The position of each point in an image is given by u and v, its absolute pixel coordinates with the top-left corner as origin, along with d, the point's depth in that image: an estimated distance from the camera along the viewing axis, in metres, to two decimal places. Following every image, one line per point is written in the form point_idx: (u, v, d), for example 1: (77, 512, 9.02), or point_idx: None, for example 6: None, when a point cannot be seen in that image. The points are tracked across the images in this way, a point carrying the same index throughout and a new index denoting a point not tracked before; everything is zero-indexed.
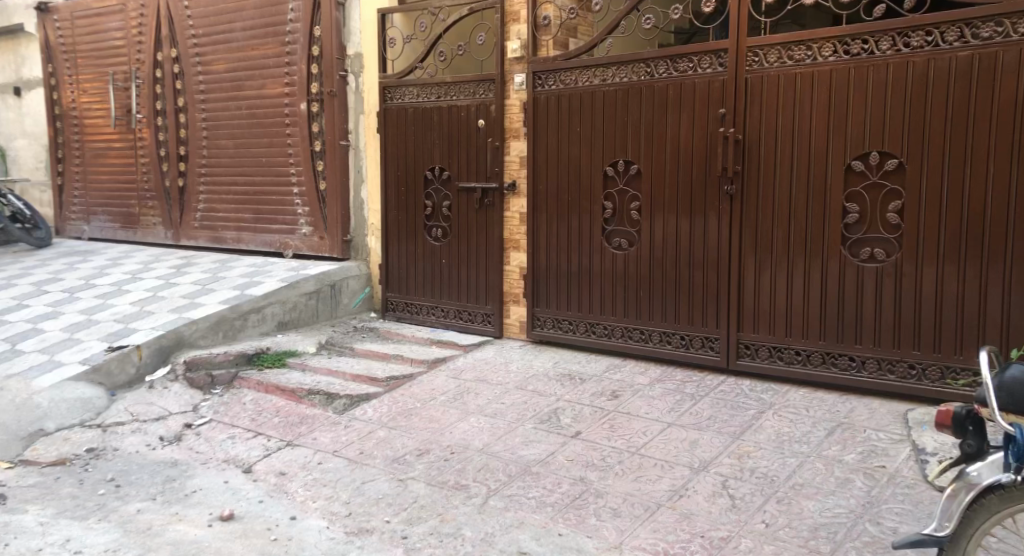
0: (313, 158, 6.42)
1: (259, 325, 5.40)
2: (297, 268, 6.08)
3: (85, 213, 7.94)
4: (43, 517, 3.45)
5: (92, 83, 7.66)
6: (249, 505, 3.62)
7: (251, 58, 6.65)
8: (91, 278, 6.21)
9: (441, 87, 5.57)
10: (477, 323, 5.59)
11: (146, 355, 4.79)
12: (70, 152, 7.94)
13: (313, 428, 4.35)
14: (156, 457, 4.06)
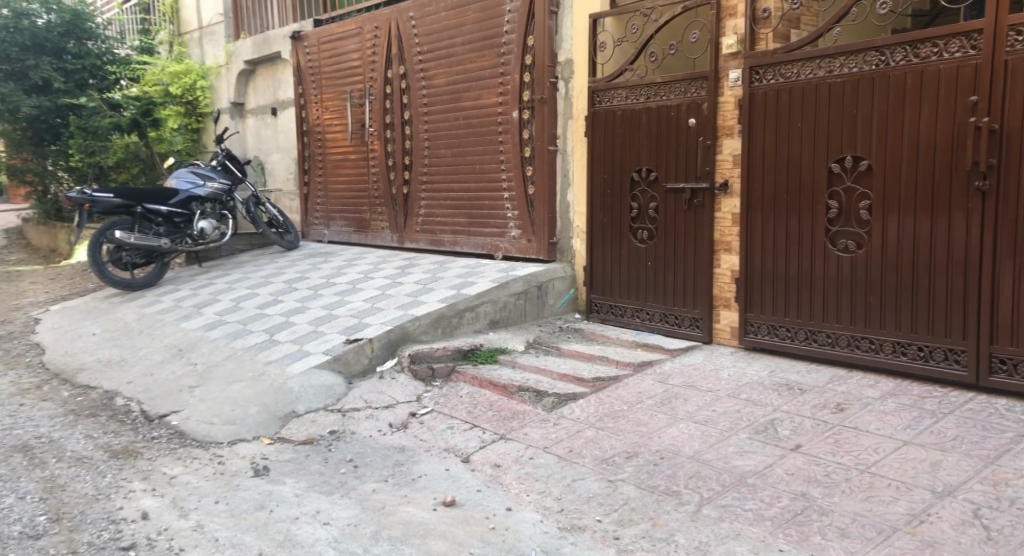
0: (523, 163, 6.62)
1: (473, 323, 5.64)
2: (507, 270, 6.29)
3: (325, 219, 8.76)
4: (298, 489, 3.85)
5: (333, 101, 8.43)
6: (469, 493, 3.80)
7: (470, 70, 6.99)
8: (331, 277, 6.84)
9: (651, 88, 5.53)
10: (684, 327, 5.48)
11: (378, 348, 5.16)
12: (314, 164, 8.79)
13: (524, 424, 4.48)
14: (386, 442, 4.39)
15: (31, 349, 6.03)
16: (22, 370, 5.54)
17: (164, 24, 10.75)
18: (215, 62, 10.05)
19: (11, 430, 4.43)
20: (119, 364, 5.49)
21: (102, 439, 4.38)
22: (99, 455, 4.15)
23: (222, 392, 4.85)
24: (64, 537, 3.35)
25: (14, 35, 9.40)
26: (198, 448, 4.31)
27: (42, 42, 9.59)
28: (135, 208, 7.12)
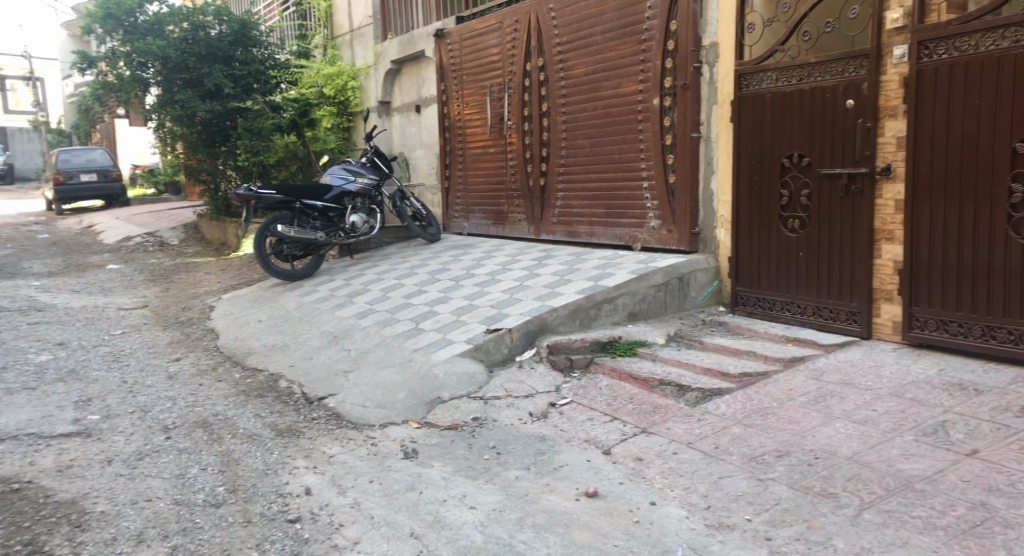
0: (664, 151, 6.49)
1: (612, 315, 5.59)
2: (647, 261, 6.19)
3: (464, 211, 8.94)
4: (445, 473, 3.97)
5: (473, 96, 8.58)
6: (611, 485, 3.78)
7: (609, 59, 6.92)
8: (472, 268, 6.98)
9: (803, 69, 5.26)
10: (840, 321, 5.19)
11: (516, 338, 5.22)
12: (454, 159, 8.98)
13: (667, 418, 4.40)
14: (527, 430, 4.44)
15: (207, 334, 6.55)
16: (199, 353, 6.03)
17: (320, 28, 11.01)
18: (364, 62, 10.28)
19: (191, 407, 4.83)
20: (281, 349, 5.85)
21: (268, 418, 4.69)
22: (267, 433, 4.46)
23: (373, 377, 5.07)
24: (239, 507, 3.61)
25: (192, 47, 10.51)
26: (352, 430, 4.53)
27: (215, 51, 10.63)
28: (295, 204, 7.56)
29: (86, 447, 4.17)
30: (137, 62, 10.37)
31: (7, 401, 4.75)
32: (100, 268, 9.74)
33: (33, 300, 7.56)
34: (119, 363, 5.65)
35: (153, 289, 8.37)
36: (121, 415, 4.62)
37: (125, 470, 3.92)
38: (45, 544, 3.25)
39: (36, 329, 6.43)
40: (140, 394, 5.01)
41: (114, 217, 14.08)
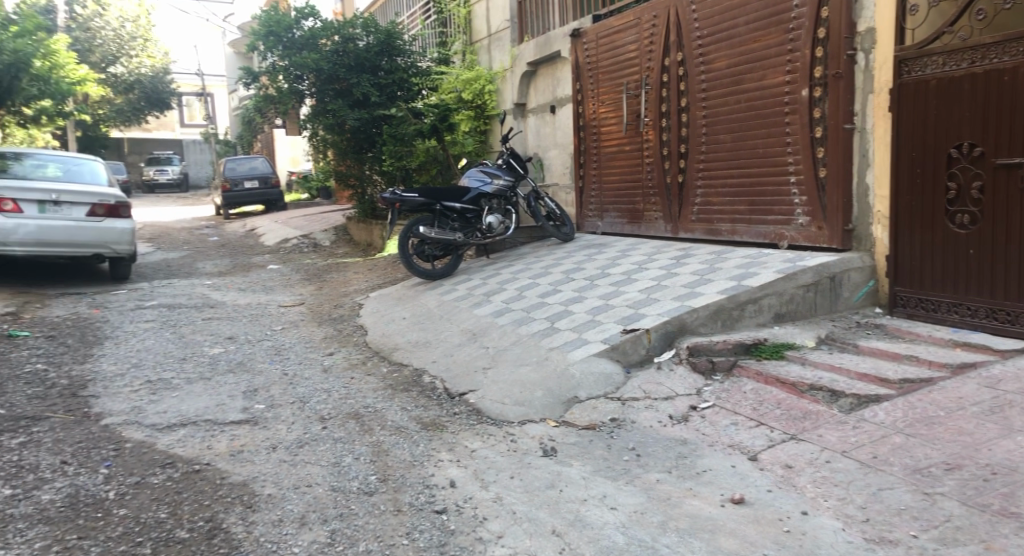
0: (813, 144, 6.19)
1: (756, 316, 5.39)
2: (794, 260, 5.92)
3: (599, 211, 8.89)
4: (584, 473, 3.97)
5: (609, 95, 8.51)
6: (759, 493, 3.65)
7: (754, 50, 6.69)
8: (608, 267, 6.94)
9: (975, 51, 4.88)
10: (1017, 325, 4.78)
11: (654, 339, 5.14)
12: (589, 158, 8.95)
13: (818, 425, 4.20)
14: (668, 433, 4.36)
15: (356, 330, 6.87)
16: (350, 348, 6.34)
17: (458, 35, 11.30)
18: (501, 66, 10.43)
19: (344, 399, 5.09)
20: (424, 345, 6.05)
21: (414, 412, 4.87)
22: (413, 426, 4.63)
23: (511, 375, 5.14)
24: (390, 496, 3.77)
25: (343, 58, 11.08)
26: (493, 426, 4.62)
27: (363, 61, 11.17)
28: (435, 206, 7.80)
29: (254, 433, 4.49)
30: (294, 76, 11.08)
31: (186, 390, 5.20)
32: (261, 268, 10.44)
33: (205, 297, 8.22)
34: (280, 357, 6.04)
35: (308, 288, 8.88)
36: (284, 405, 4.94)
37: (287, 456, 4.19)
38: (222, 521, 3.52)
39: (209, 324, 6.99)
40: (299, 386, 5.34)
41: (273, 221, 15.06)
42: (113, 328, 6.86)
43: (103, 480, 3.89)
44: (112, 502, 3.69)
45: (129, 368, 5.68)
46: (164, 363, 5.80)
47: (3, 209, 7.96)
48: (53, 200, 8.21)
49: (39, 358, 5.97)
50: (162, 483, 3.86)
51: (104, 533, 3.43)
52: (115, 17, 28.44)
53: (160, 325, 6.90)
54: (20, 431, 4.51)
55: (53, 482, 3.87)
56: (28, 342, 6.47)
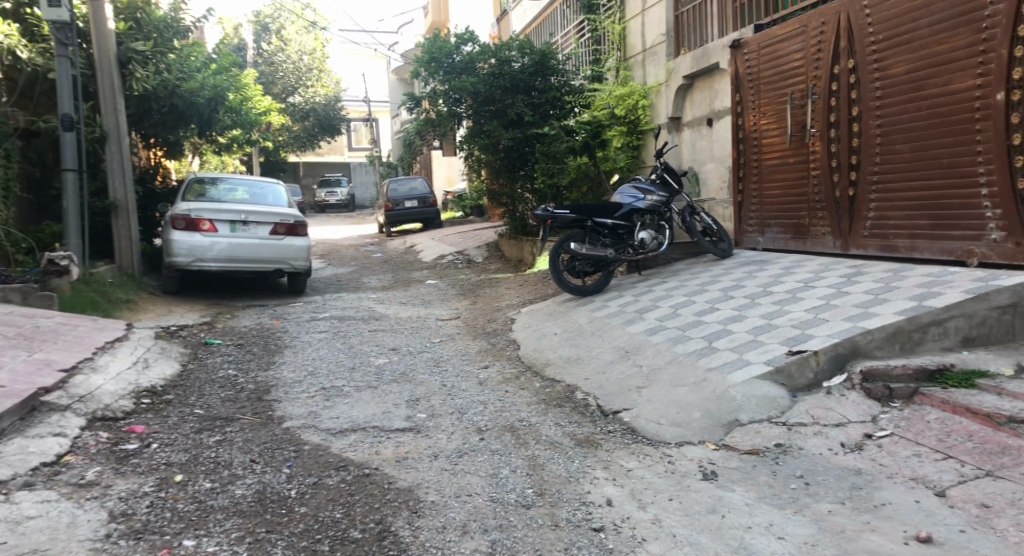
0: (1010, 153, 5.72)
1: (941, 339, 4.98)
2: (985, 279, 5.44)
3: (759, 225, 8.56)
4: (748, 499, 3.81)
5: (772, 106, 8.19)
6: (949, 532, 3.38)
7: (938, 53, 6.27)
8: (770, 285, 6.66)
9: None
10: None
11: (823, 362, 4.87)
12: (749, 171, 8.63)
13: (1019, 461, 3.81)
14: (840, 462, 4.11)
15: (510, 344, 6.97)
16: (505, 362, 6.44)
17: (613, 51, 11.16)
18: (656, 80, 10.25)
19: (499, 411, 5.17)
20: (577, 361, 6.03)
21: (568, 428, 4.86)
22: (568, 442, 4.62)
23: (667, 394, 5.01)
24: (548, 510, 3.79)
25: (498, 80, 11.32)
26: (649, 446, 4.53)
27: (518, 82, 11.39)
28: (587, 222, 7.81)
29: (417, 441, 4.65)
30: (453, 99, 11.51)
31: (355, 397, 5.47)
32: (420, 283, 10.85)
33: (370, 310, 8.65)
34: (438, 369, 6.23)
35: (464, 302, 9.13)
36: (443, 415, 5.09)
37: (448, 465, 4.30)
38: (390, 524, 3.67)
39: (374, 335, 7.34)
40: (457, 397, 5.48)
41: (431, 238, 15.62)
42: (290, 338, 7.35)
43: (285, 479, 4.17)
44: (294, 500, 3.94)
45: (305, 375, 6.07)
46: (335, 371, 6.14)
47: (201, 229, 8.79)
48: (242, 220, 8.95)
49: (229, 365, 6.51)
50: (337, 485, 4.07)
51: (288, 529, 3.66)
52: (295, 50, 30.68)
53: (331, 336, 7.32)
54: (216, 430, 4.92)
55: (244, 479, 4.19)
56: (221, 349, 7.07)
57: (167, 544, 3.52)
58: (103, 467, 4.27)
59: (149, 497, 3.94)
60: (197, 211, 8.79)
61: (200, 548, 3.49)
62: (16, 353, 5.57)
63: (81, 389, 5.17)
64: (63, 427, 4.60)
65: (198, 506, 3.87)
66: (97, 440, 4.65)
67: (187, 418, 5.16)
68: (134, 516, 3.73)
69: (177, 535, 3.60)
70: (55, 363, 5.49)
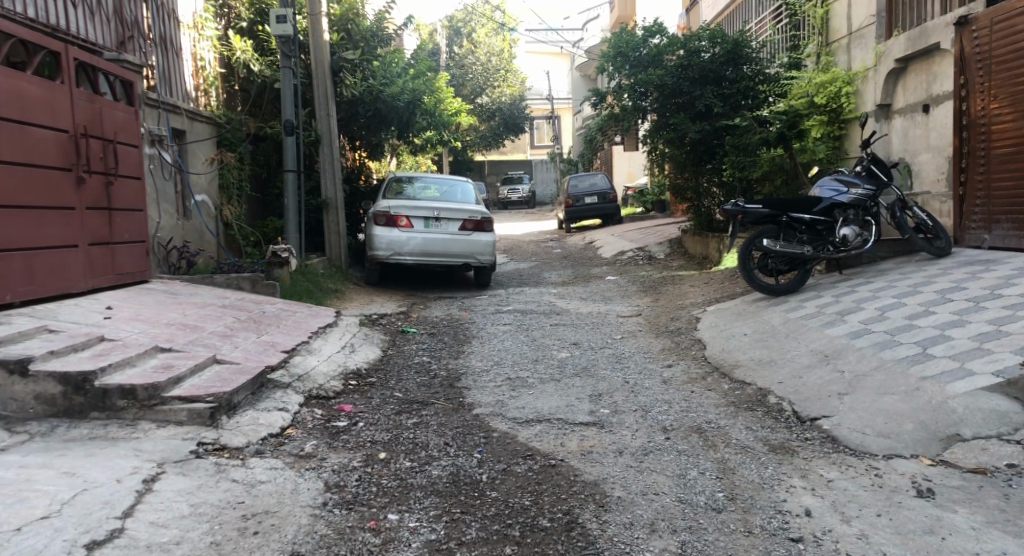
0: None
1: None
2: None
3: (985, 222, 7.78)
4: (974, 522, 3.48)
5: (1007, 87, 7.41)
6: None
7: None
8: (997, 288, 6.01)
9: None
10: None
11: None
12: (974, 160, 7.83)
13: None
14: None
15: (695, 343, 6.77)
16: (690, 361, 6.27)
17: (813, 36, 10.43)
18: (863, 64, 9.44)
19: (685, 412, 5.03)
20: (769, 363, 5.74)
21: (760, 433, 4.64)
22: (760, 448, 4.41)
23: (873, 402, 4.65)
24: (741, 516, 3.63)
25: (687, 73, 11.10)
26: (852, 457, 4.23)
27: (708, 73, 11.08)
28: (781, 218, 7.44)
29: (602, 436, 4.63)
30: (638, 93, 11.43)
31: (540, 389, 5.55)
32: (601, 279, 10.82)
33: (552, 304, 8.74)
34: (621, 365, 6.17)
35: (646, 299, 9.00)
36: (627, 412, 5.03)
37: (634, 462, 4.25)
38: (578, 516, 3.68)
39: (556, 329, 7.41)
40: (641, 394, 5.41)
41: (611, 234, 15.55)
42: (478, 329, 7.60)
43: (477, 463, 4.31)
44: (485, 484, 4.05)
45: (492, 365, 6.24)
46: (520, 362, 6.26)
47: (398, 224, 9.28)
48: (435, 217, 9.37)
49: (423, 352, 6.83)
50: (525, 473, 4.15)
51: (481, 511, 3.78)
52: (484, 51, 31.52)
53: (515, 329, 7.48)
54: (413, 413, 5.18)
55: (439, 460, 4.37)
56: (415, 337, 7.43)
57: (375, 516, 3.73)
58: (319, 441, 4.62)
59: (358, 472, 4.21)
60: (397, 208, 9.29)
61: (402, 523, 3.67)
62: (245, 334, 6.16)
63: (298, 370, 5.64)
64: (285, 403, 5.03)
65: (400, 483, 4.09)
66: (313, 416, 5.03)
67: (388, 400, 5.48)
68: (345, 488, 4.00)
69: (382, 508, 3.81)
70: (277, 344, 6.02)
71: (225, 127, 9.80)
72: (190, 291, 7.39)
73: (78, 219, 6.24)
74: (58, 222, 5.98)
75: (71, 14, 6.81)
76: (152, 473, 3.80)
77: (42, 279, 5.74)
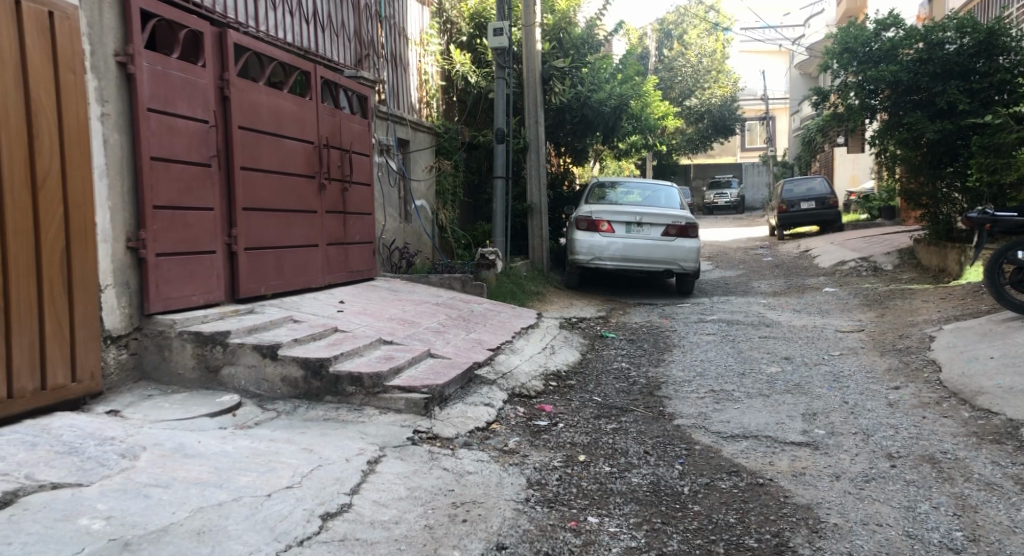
0: None
1: None
2: None
3: None
4: None
5: None
6: None
7: None
8: None
9: None
10: None
11: None
12: None
13: None
14: None
15: (928, 365, 6.18)
16: (921, 385, 5.72)
17: None
18: None
19: (915, 439, 4.62)
20: (1022, 392, 5.09)
21: (1009, 469, 4.15)
22: (1010, 486, 3.94)
23: None
24: None
25: (926, 67, 10.28)
26: None
27: (952, 67, 10.13)
28: None
29: (816, 458, 4.37)
30: (867, 91, 10.76)
31: (747, 404, 5.33)
32: (817, 291, 10.20)
33: (761, 316, 8.38)
34: (839, 384, 5.77)
35: (869, 315, 8.34)
36: (845, 434, 4.71)
37: (853, 488, 3.96)
38: (788, 539, 3.50)
39: (765, 342, 7.09)
40: (861, 417, 5.03)
41: (829, 243, 14.59)
42: (680, 337, 7.44)
43: (678, 475, 4.23)
44: (687, 497, 3.97)
45: (694, 376, 6.08)
46: (725, 375, 6.05)
47: (600, 229, 9.36)
48: (637, 222, 9.30)
49: (622, 358, 6.82)
50: (730, 489, 4.02)
51: (682, 524, 3.70)
52: (695, 54, 30.83)
53: (720, 339, 7.25)
54: (612, 418, 5.18)
55: (639, 469, 4.34)
56: (615, 343, 7.43)
57: (575, 517, 3.78)
58: (521, 438, 4.76)
59: (559, 472, 4.28)
60: (598, 213, 9.39)
61: (602, 527, 3.69)
62: (456, 331, 6.47)
63: (503, 368, 5.85)
64: (491, 399, 5.23)
65: (600, 487, 4.11)
66: (515, 413, 5.19)
67: (588, 404, 5.52)
68: (547, 486, 4.09)
69: (583, 510, 3.85)
70: (485, 343, 6.27)
71: (444, 137, 10.40)
72: (408, 289, 7.89)
73: (319, 221, 6.88)
74: (303, 223, 6.63)
75: (321, 37, 7.47)
76: (375, 455, 4.10)
77: (289, 274, 6.39)
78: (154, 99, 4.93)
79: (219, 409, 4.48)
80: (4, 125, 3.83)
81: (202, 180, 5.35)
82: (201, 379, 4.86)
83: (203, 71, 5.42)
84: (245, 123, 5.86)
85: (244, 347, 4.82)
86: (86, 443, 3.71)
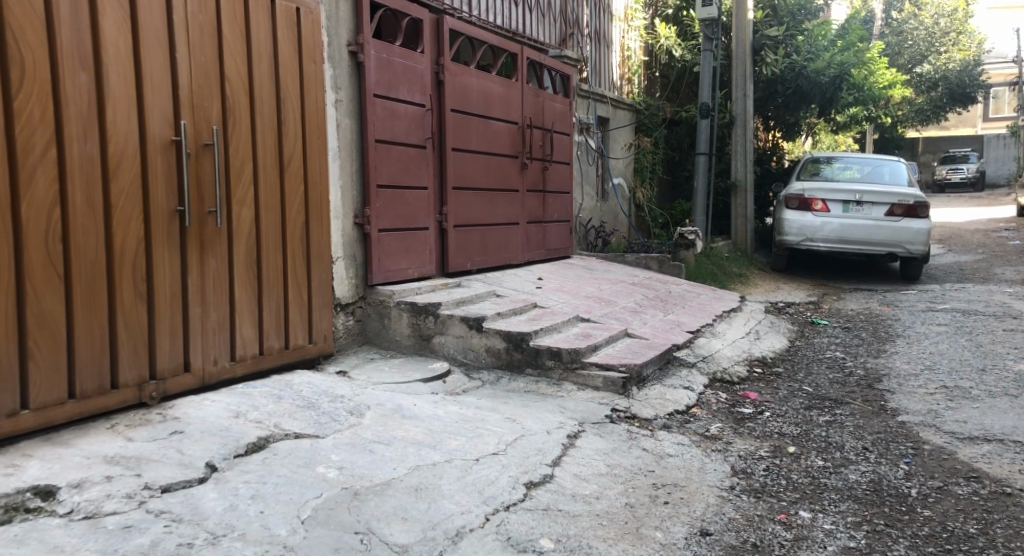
0: None
1: None
2: None
3: None
4: None
5: None
6: None
7: None
8: None
9: None
10: None
11: None
12: None
13: None
14: None
15: None
16: None
17: None
18: None
19: None
20: None
21: None
22: None
23: None
24: None
25: None
26: None
27: None
28: None
29: None
30: None
31: (989, 403, 4.76)
32: None
33: (1005, 306, 7.46)
34: None
35: None
36: None
37: None
38: None
39: (1011, 336, 6.30)
40: None
41: None
42: (904, 327, 6.81)
43: (903, 475, 3.87)
44: (916, 500, 3.62)
45: (922, 369, 5.55)
46: (960, 370, 5.46)
47: (813, 209, 8.76)
48: (856, 201, 8.59)
49: (836, 347, 6.36)
50: (968, 496, 3.62)
51: (909, 528, 3.38)
52: (931, 14, 28.34)
53: (953, 331, 6.54)
54: (825, 410, 4.85)
55: (858, 465, 4.02)
56: (827, 330, 6.95)
57: (785, 510, 3.57)
58: (724, 424, 4.57)
59: (766, 462, 4.07)
60: (811, 191, 8.78)
61: (816, 523, 3.45)
62: (654, 311, 6.35)
63: (704, 351, 5.66)
64: (691, 382, 5.07)
65: (813, 481, 3.85)
66: (718, 399, 5.00)
67: (797, 393, 5.20)
68: (753, 476, 3.89)
69: (794, 504, 3.62)
70: (684, 325, 6.08)
71: (644, 113, 10.25)
72: (605, 268, 7.85)
73: (520, 200, 6.99)
74: (507, 201, 6.77)
75: (528, 18, 7.54)
76: (575, 430, 4.11)
77: (493, 250, 6.56)
78: (379, 85, 5.21)
79: (431, 374, 4.69)
80: (259, 112, 4.20)
81: (418, 160, 5.61)
82: (414, 346, 5.11)
83: (422, 57, 5.66)
84: (457, 106, 6.06)
85: (453, 318, 5.00)
86: (320, 399, 4.02)
